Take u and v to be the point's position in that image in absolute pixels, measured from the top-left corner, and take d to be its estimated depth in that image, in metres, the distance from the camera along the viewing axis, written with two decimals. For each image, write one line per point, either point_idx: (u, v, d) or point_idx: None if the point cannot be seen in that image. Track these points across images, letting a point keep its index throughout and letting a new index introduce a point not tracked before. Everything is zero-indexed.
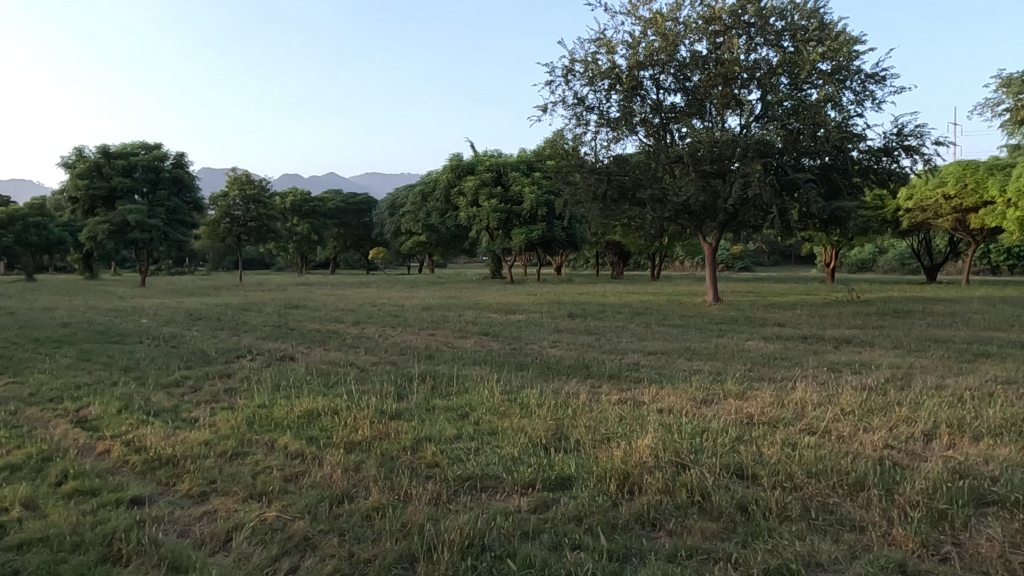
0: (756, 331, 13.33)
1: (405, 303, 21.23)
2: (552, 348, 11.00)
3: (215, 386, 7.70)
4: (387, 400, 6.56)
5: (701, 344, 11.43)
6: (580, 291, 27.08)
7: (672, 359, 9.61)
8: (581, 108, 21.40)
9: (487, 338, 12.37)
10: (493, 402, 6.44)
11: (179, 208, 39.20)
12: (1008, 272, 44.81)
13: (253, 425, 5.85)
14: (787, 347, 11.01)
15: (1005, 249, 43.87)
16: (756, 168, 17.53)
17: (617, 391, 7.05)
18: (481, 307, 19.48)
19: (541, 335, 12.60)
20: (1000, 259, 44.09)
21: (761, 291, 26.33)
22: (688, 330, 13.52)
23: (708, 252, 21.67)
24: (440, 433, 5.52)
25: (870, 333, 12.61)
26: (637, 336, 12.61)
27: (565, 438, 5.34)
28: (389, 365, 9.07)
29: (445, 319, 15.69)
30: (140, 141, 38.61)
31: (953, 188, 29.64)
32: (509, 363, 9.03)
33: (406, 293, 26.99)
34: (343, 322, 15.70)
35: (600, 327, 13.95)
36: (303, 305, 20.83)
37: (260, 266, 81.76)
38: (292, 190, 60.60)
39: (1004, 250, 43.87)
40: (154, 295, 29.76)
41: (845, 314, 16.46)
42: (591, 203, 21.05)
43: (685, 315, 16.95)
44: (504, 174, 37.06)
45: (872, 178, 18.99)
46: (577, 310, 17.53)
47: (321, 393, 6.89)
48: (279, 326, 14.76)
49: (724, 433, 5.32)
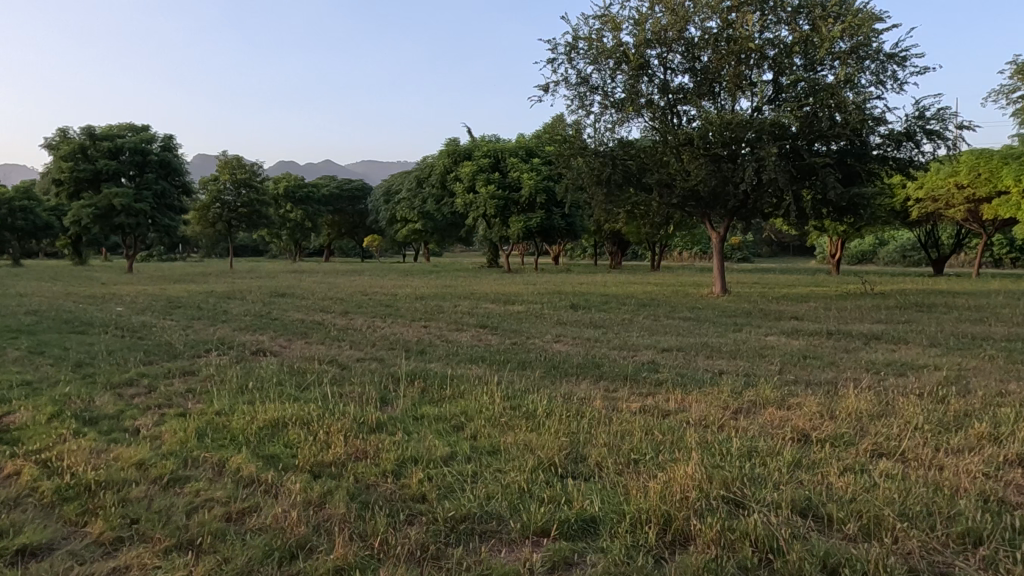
0: (775, 326, 12.35)
1: (398, 292, 20.21)
2: (556, 343, 10.01)
3: (170, 386, 6.69)
4: (368, 408, 5.57)
5: (719, 340, 10.45)
6: (582, 282, 26.09)
7: (692, 357, 8.63)
8: (584, 88, 20.33)
9: (484, 331, 11.37)
10: (493, 411, 5.46)
11: (168, 192, 38.02)
12: (1011, 265, 44.02)
13: (205, 440, 4.83)
14: (814, 343, 10.05)
15: (1008, 241, 43.09)
16: (771, 152, 16.47)
17: (637, 398, 6.06)
18: (478, 297, 18.43)
19: (544, 329, 11.59)
20: (1003, 252, 43.32)
21: (768, 283, 25.39)
22: (702, 325, 12.50)
23: (715, 242, 20.70)
24: (429, 451, 4.54)
25: (900, 329, 11.66)
26: (646, 330, 11.61)
27: (582, 459, 4.35)
28: (375, 362, 8.07)
29: (440, 310, 14.67)
30: (127, 122, 37.40)
31: (966, 177, 28.57)
32: (510, 361, 8.04)
33: (399, 282, 26.00)
34: (330, 311, 14.67)
35: (605, 320, 12.95)
36: (291, 293, 19.81)
37: (253, 253, 80.51)
38: (285, 176, 59.37)
39: (1007, 242, 43.09)
40: (140, 282, 28.72)
41: (865, 308, 15.49)
42: (593, 188, 20.04)
43: (694, 307, 15.96)
44: (502, 160, 35.96)
45: (891, 163, 17.93)
46: (580, 302, 16.53)
47: (290, 397, 5.88)
48: (261, 316, 13.75)
49: (778, 456, 4.34)
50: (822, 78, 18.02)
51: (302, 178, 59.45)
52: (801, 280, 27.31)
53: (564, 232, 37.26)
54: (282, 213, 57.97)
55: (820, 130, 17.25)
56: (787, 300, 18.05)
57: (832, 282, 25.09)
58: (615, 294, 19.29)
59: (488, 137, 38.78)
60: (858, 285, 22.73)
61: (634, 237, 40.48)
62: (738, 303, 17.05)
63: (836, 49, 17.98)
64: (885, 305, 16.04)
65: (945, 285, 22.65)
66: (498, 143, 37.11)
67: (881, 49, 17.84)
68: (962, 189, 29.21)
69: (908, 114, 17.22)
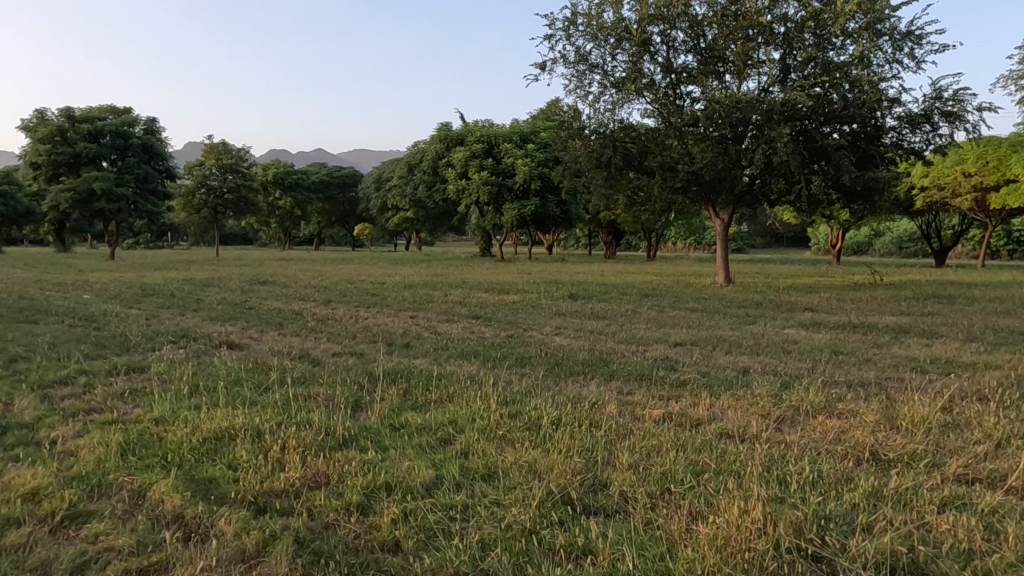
0: (790, 318, 11.44)
1: (387, 281, 19.16)
2: (557, 336, 9.07)
3: (109, 386, 5.68)
4: (340, 415, 4.62)
5: (735, 334, 9.50)
6: (579, 271, 25.12)
7: (710, 353, 7.70)
8: (583, 67, 19.29)
9: (477, 322, 10.39)
10: (489, 420, 4.51)
11: (150, 176, 36.74)
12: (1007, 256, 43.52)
13: (130, 458, 3.85)
14: (839, 337, 9.16)
15: (1005, 232, 42.56)
16: (783, 132, 15.47)
17: (657, 403, 5.13)
18: (470, 286, 17.44)
19: (541, 320, 10.62)
20: (1000, 243, 42.78)
21: (771, 273, 24.52)
22: (712, 316, 11.57)
23: (719, 229, 19.77)
24: (409, 474, 3.61)
25: (926, 322, 10.80)
26: (653, 322, 10.66)
27: (604, 487, 3.43)
28: (353, 358, 7.10)
29: (429, 300, 13.69)
30: (108, 105, 36.11)
31: (974, 165, 27.70)
32: (507, 357, 7.08)
33: (388, 271, 24.91)
34: (311, 300, 13.66)
35: (608, 311, 12.02)
36: (273, 281, 18.72)
37: (242, 241, 79.14)
38: (274, 162, 58.10)
39: (1004, 233, 42.56)
40: (120, 270, 27.59)
41: (881, 299, 14.62)
42: (592, 172, 19.05)
43: (700, 298, 15.05)
44: (495, 145, 34.91)
45: (906, 147, 16.97)
46: (579, 292, 15.57)
47: (246, 402, 4.91)
48: (236, 305, 12.74)
49: (851, 484, 3.42)
50: (835, 56, 17.00)
51: (291, 165, 58.12)
52: (804, 270, 26.46)
53: (559, 220, 36.25)
54: (271, 200, 56.72)
55: (834, 110, 16.25)
56: (797, 291, 17.17)
57: (838, 272, 24.25)
58: (615, 284, 18.35)
59: (481, 122, 37.70)
60: (866, 276, 21.86)
61: (630, 225, 39.56)
62: (746, 294, 16.17)
63: (850, 25, 16.95)
64: (902, 296, 15.20)
65: (955, 276, 21.81)
66: (491, 129, 36.02)
67: (897, 25, 16.82)
68: (969, 177, 28.31)
69: (925, 95, 16.25)
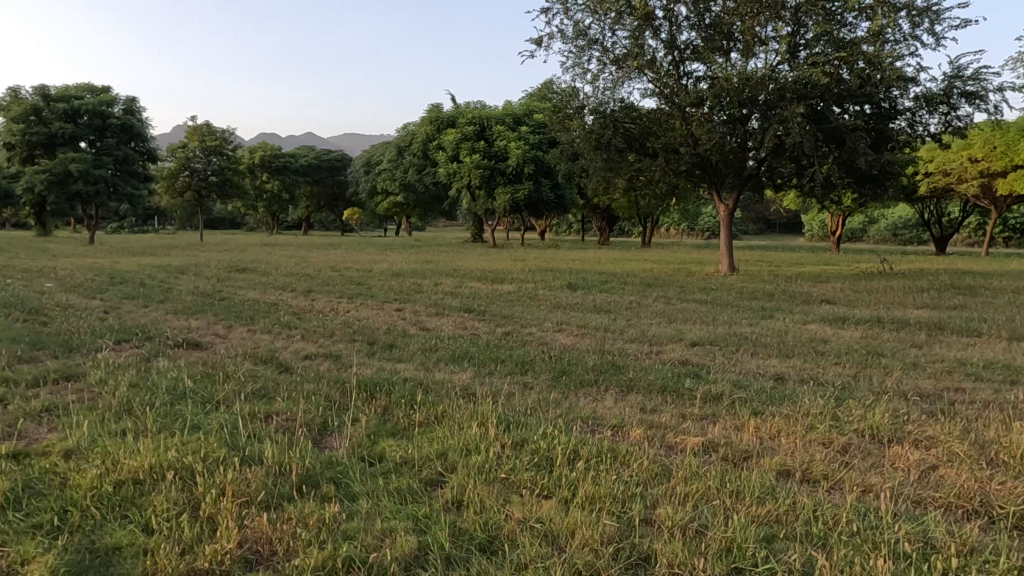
0: (808, 312, 10.57)
1: (374, 268, 18.19)
2: (558, 334, 8.14)
3: (27, 401, 4.68)
4: (302, 448, 3.68)
5: (754, 331, 8.60)
6: (574, 259, 24.23)
7: (735, 356, 6.80)
8: (581, 42, 18.26)
9: (469, 317, 9.46)
10: (488, 455, 3.59)
11: (130, 157, 35.44)
12: (1002, 245, 43.28)
13: (14, 517, 2.89)
14: (869, 335, 8.28)
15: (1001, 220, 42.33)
16: (797, 112, 14.49)
17: (691, 427, 4.23)
18: (462, 274, 16.47)
19: (539, 314, 9.70)
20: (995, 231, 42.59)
21: (773, 261, 23.69)
22: (724, 309, 10.69)
23: (723, 215, 18.87)
24: (383, 541, 2.69)
25: (955, 316, 9.97)
26: (662, 317, 9.78)
27: (650, 566, 2.53)
28: (328, 363, 6.15)
29: (417, 290, 12.74)
30: (85, 84, 34.78)
31: (981, 150, 26.86)
32: (505, 361, 6.14)
33: (375, 257, 23.90)
34: (291, 291, 12.69)
35: (612, 304, 11.12)
36: (254, 268, 17.72)
37: (229, 225, 77.79)
38: (261, 144, 56.73)
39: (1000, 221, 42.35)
40: (97, 255, 26.49)
41: (898, 289, 13.79)
42: (591, 154, 18.07)
43: (707, 288, 14.17)
44: (488, 128, 33.86)
45: (922, 129, 16.04)
46: (577, 281, 14.64)
47: (188, 429, 3.95)
48: (208, 296, 11.75)
49: (985, 565, 2.53)
50: (850, 31, 15.98)
51: (279, 148, 56.80)
52: (808, 258, 25.62)
53: (553, 206, 35.27)
54: (258, 184, 55.42)
55: (849, 89, 15.29)
56: (806, 280, 16.28)
57: (842, 260, 23.44)
58: (615, 273, 17.44)
59: (473, 104, 36.59)
60: (874, 265, 21.02)
61: (625, 210, 38.62)
62: (754, 284, 15.29)
63: None
64: (919, 286, 14.36)
65: (967, 265, 20.98)
66: (483, 111, 34.93)
67: None
68: (976, 162, 27.44)
69: (945, 74, 15.32)
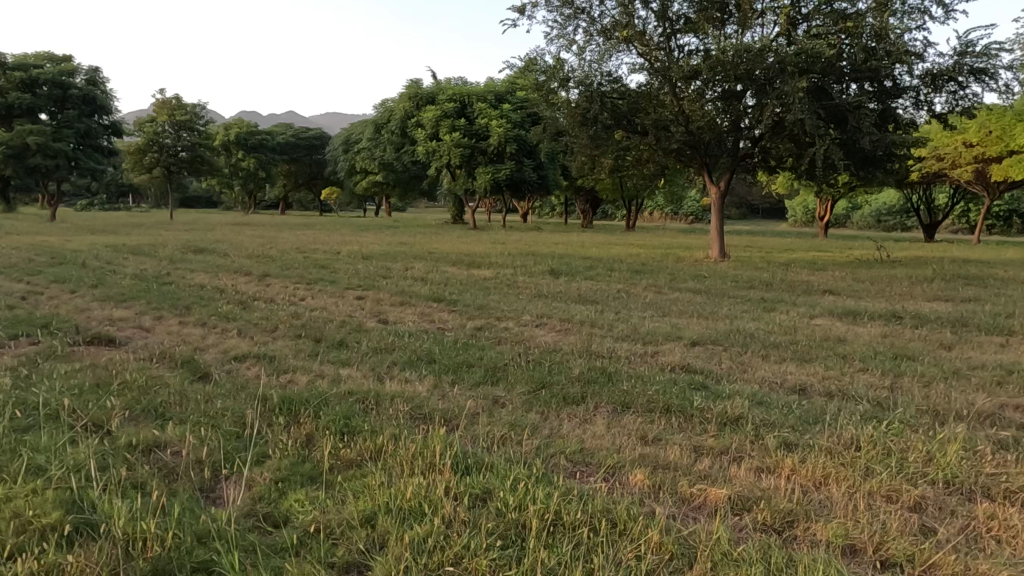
0: (814, 304, 9.62)
1: (344, 249, 17.03)
2: (538, 329, 7.13)
3: None
4: (176, 513, 2.63)
5: (759, 327, 7.61)
6: (557, 242, 23.17)
7: (744, 361, 5.79)
8: (567, 11, 17.06)
9: (438, 307, 8.38)
10: (433, 521, 2.57)
11: (93, 130, 33.78)
12: (986, 232, 43.10)
13: None
14: (888, 332, 7.34)
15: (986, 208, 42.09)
16: (799, 87, 13.44)
17: (707, 468, 3.24)
18: (437, 257, 15.40)
19: (517, 305, 8.65)
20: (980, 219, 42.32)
21: (764, 246, 22.77)
22: (721, 300, 9.72)
23: (714, 197, 17.86)
24: None
25: (974, 310, 9.09)
26: (655, 309, 8.80)
27: None
28: (259, 368, 5.08)
29: (385, 275, 11.64)
30: (44, 52, 33.04)
31: (976, 134, 26.07)
32: (473, 368, 5.09)
33: (349, 238, 22.68)
34: (246, 275, 11.52)
35: (599, 293, 10.12)
36: (214, 249, 16.51)
37: (206, 203, 75.92)
38: (236, 120, 54.93)
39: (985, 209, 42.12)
40: (55, 232, 25.07)
41: (902, 279, 12.92)
42: (576, 130, 16.96)
43: (700, 275, 13.19)
44: (469, 105, 32.65)
45: (928, 109, 15.07)
46: (561, 266, 13.59)
47: (25, 476, 2.87)
48: (152, 279, 10.57)
49: None
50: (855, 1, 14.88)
51: (254, 124, 55.09)
52: (799, 244, 24.76)
53: (536, 187, 34.14)
54: (232, 161, 53.69)
55: (853, 64, 14.26)
56: (803, 268, 15.38)
57: (835, 247, 22.59)
58: (600, 257, 16.41)
59: (453, 81, 35.30)
60: (868, 252, 20.19)
61: (609, 192, 37.60)
62: (749, 271, 14.32)
63: None
64: (923, 276, 13.49)
65: (965, 253, 20.17)
66: (465, 87, 33.64)
67: None
68: (971, 147, 26.65)
69: (954, 49, 14.34)
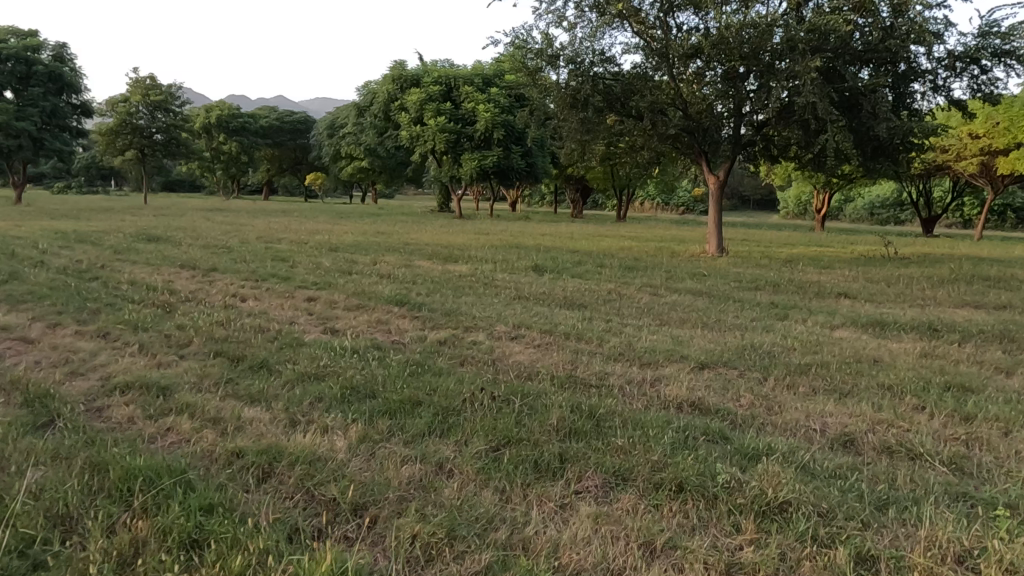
0: (830, 310, 8.47)
1: (313, 239, 15.74)
2: (513, 343, 5.92)
3: None
4: None
5: (775, 341, 6.41)
6: (544, 233, 21.91)
7: (770, 396, 4.57)
8: None
9: (397, 313, 7.12)
10: None
11: (60, 110, 32.10)
12: (982, 226, 42.27)
13: None
14: (927, 350, 6.18)
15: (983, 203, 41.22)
16: (811, 66, 12.18)
17: None
18: (412, 250, 14.12)
19: (491, 309, 7.43)
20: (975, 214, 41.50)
21: (761, 241, 21.67)
22: (725, 305, 8.55)
23: (712, 188, 16.66)
24: None
25: (1016, 320, 7.96)
26: (652, 316, 7.61)
27: None
28: (137, 408, 3.84)
29: (347, 270, 10.35)
30: (9, 26, 31.22)
31: (983, 126, 24.97)
32: (420, 408, 3.87)
33: (325, 226, 21.34)
34: (191, 269, 10.20)
35: (589, 294, 8.93)
36: (170, 237, 15.11)
37: (188, 187, 74.06)
38: (217, 102, 53.11)
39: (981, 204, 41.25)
40: (12, 215, 23.53)
41: (920, 280, 11.80)
42: (565, 113, 15.64)
43: (700, 273, 12.03)
44: (455, 88, 31.25)
45: (946, 94, 13.85)
46: (546, 261, 12.39)
47: None
48: (79, 274, 9.24)
49: None
50: None
51: (236, 107, 53.33)
52: (797, 238, 23.62)
53: (524, 175, 32.85)
54: (213, 145, 51.90)
55: (868, 44, 13.01)
56: (808, 265, 14.23)
57: (836, 241, 21.46)
58: (589, 251, 15.21)
59: (440, 63, 33.84)
60: (873, 247, 19.11)
61: (600, 181, 36.35)
62: (752, 269, 13.18)
63: None
64: (941, 276, 12.38)
65: (974, 249, 19.09)
66: (451, 70, 32.16)
67: None
68: (976, 138, 25.59)
69: (978, 30, 13.10)
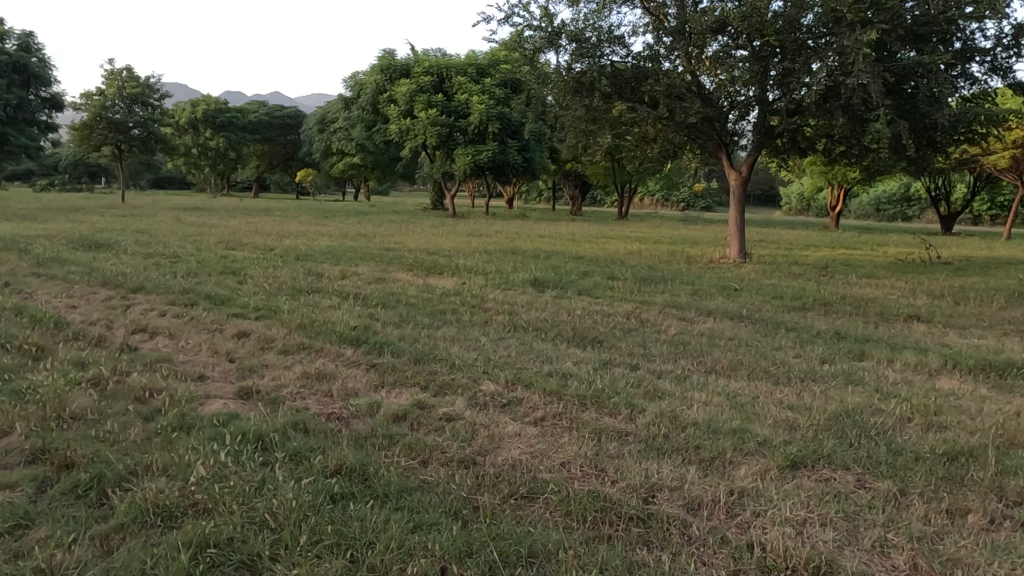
0: (912, 344, 6.59)
1: (281, 244, 13.82)
2: (504, 418, 4.03)
3: None
4: None
5: (878, 405, 4.52)
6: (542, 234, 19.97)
7: (939, 546, 2.71)
8: None
9: (349, 359, 5.23)
10: None
11: (26, 102, 29.74)
12: (991, 223, 40.57)
13: None
14: None
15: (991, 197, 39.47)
16: (863, 42, 10.35)
17: None
18: (391, 257, 12.22)
19: (477, 351, 5.54)
20: (983, 208, 39.71)
21: (780, 241, 19.80)
22: (781, 337, 6.65)
23: (734, 186, 14.75)
24: None
25: None
26: (691, 357, 5.72)
27: None
28: None
29: (305, 288, 8.45)
30: None
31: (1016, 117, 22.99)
32: None
33: (305, 227, 19.38)
34: (112, 288, 8.27)
35: (602, 321, 7.03)
36: (116, 244, 13.12)
37: (178, 185, 71.98)
38: (202, 97, 50.96)
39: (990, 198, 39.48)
40: None
41: (989, 294, 9.96)
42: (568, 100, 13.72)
43: (730, 286, 10.20)
44: (447, 79, 29.25)
45: (1008, 76, 11.93)
46: (546, 272, 10.49)
47: None
48: None
49: None
50: None
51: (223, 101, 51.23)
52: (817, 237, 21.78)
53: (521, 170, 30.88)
54: (199, 141, 49.79)
55: (924, 17, 11.11)
56: (849, 273, 12.37)
57: (862, 242, 19.59)
58: (596, 258, 13.33)
59: (431, 53, 31.87)
60: (905, 249, 17.29)
61: (601, 177, 34.44)
62: (786, 279, 11.31)
63: None
64: (1009, 287, 10.56)
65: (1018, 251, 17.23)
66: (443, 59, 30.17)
67: None
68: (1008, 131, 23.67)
69: None
